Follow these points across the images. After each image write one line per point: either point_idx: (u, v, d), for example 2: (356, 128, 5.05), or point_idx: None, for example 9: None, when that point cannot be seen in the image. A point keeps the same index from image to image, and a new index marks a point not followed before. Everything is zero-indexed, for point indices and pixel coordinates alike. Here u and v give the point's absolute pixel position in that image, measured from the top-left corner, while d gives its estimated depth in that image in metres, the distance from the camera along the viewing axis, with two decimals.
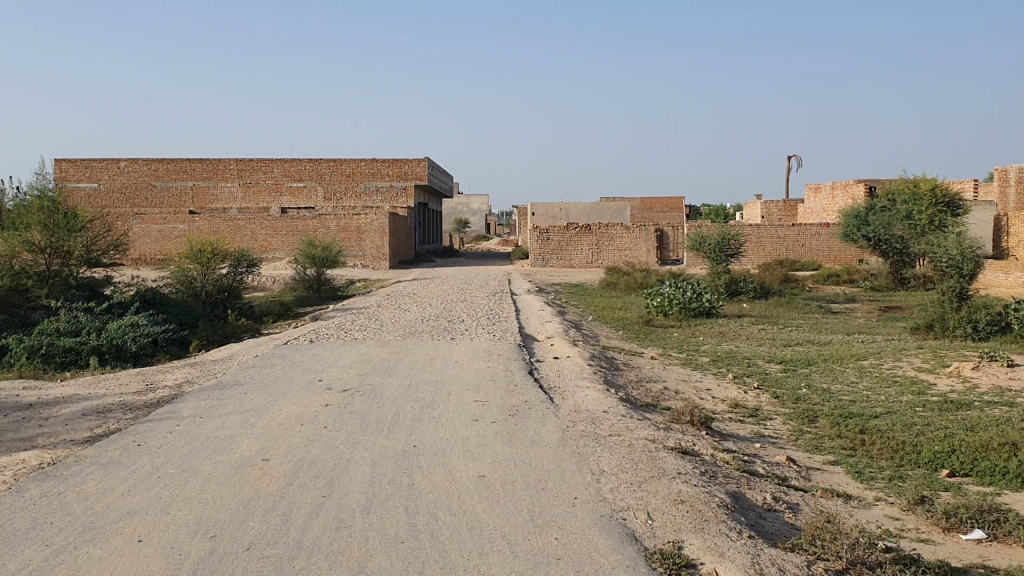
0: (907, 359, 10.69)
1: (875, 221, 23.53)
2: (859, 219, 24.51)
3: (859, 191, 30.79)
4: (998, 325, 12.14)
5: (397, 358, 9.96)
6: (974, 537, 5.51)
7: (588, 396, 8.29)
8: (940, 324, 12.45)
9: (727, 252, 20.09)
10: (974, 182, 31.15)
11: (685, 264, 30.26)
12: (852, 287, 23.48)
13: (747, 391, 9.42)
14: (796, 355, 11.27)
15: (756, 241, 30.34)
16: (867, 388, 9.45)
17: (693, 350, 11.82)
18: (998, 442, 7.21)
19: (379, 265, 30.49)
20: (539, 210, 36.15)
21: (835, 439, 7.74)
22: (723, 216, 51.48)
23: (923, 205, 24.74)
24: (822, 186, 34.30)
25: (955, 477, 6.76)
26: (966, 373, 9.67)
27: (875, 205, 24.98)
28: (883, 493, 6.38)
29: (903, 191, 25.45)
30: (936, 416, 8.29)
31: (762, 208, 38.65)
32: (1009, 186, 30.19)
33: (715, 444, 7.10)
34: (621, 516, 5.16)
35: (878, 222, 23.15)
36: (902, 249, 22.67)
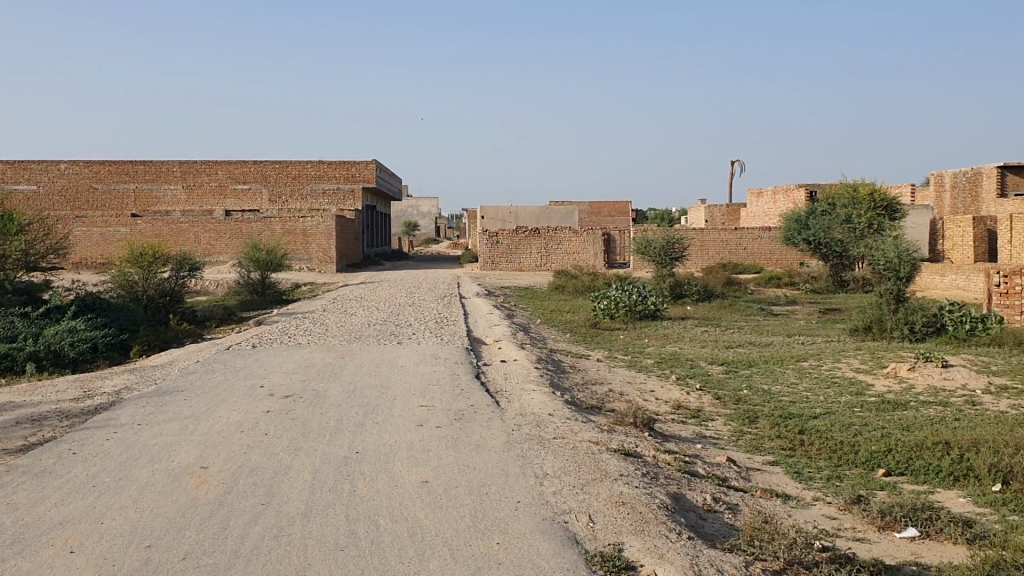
0: (846, 360, 10.88)
1: (815, 226, 24.05)
2: (800, 224, 24.97)
3: (800, 196, 31.35)
4: (933, 327, 12.42)
5: (341, 363, 9.87)
6: (908, 536, 5.65)
7: (533, 399, 8.30)
8: (878, 326, 12.67)
9: (672, 256, 20.23)
10: (910, 188, 31.91)
11: (631, 267, 30.51)
12: (794, 291, 23.83)
13: (690, 393, 9.51)
14: (739, 356, 11.40)
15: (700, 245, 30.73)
16: (807, 389, 9.61)
17: (639, 352, 11.91)
18: (931, 441, 7.40)
19: (325, 268, 30.18)
20: (486, 213, 36.15)
21: (775, 440, 7.85)
22: (668, 220, 52.14)
23: (863, 209, 25.16)
24: (764, 192, 34.86)
25: (891, 476, 6.91)
26: (902, 374, 9.87)
27: (816, 209, 25.43)
28: (820, 493, 6.49)
29: (842, 196, 25.93)
30: (873, 416, 8.46)
31: (707, 213, 39.18)
32: (945, 190, 30.75)
33: (656, 446, 7.15)
34: (563, 519, 5.17)
35: (817, 227, 23.66)
36: (841, 252, 23.12)
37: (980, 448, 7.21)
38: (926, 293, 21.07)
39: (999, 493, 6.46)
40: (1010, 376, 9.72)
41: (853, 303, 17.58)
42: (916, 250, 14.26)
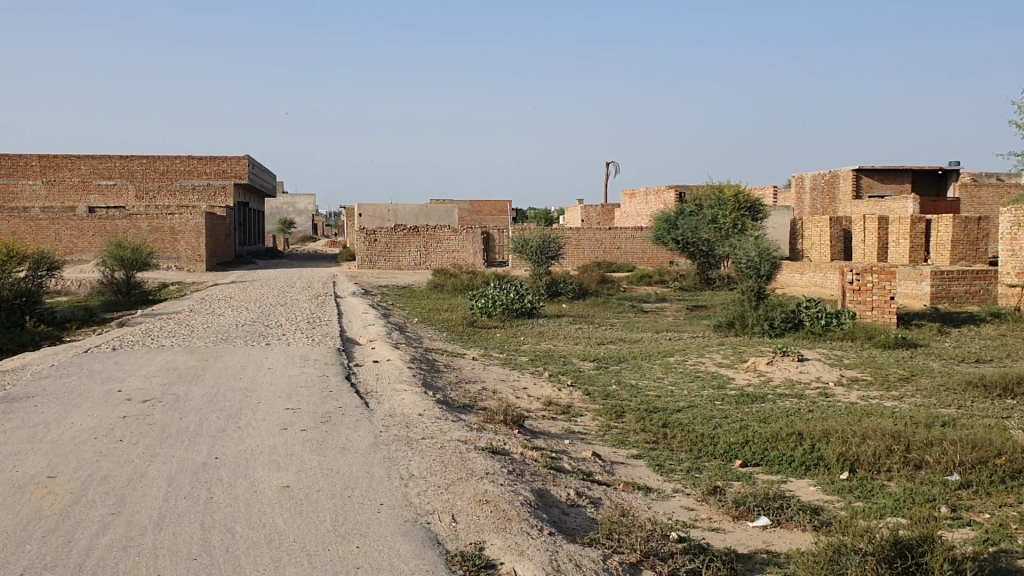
0: (710, 355, 11.25)
1: (684, 226, 24.77)
2: (670, 224, 25.67)
3: (670, 197, 32.27)
4: (792, 322, 12.94)
5: (206, 366, 9.57)
6: (760, 524, 5.89)
7: (403, 399, 8.24)
8: (741, 322, 13.17)
9: (548, 254, 20.48)
10: (773, 190, 33.32)
11: (508, 266, 30.74)
12: (664, 288, 24.47)
13: (561, 389, 9.65)
14: (610, 353, 11.63)
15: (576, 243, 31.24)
16: (673, 383, 9.89)
17: (513, 350, 12.01)
18: (786, 432, 7.74)
19: (196, 268, 29.23)
20: (364, 211, 35.76)
21: (640, 433, 8.04)
22: (546, 219, 52.86)
23: (728, 209, 26.07)
24: (636, 192, 35.73)
25: (747, 467, 7.18)
26: (761, 368, 10.27)
27: (685, 209, 26.22)
28: (680, 484, 6.69)
29: (709, 197, 26.86)
30: (733, 409, 8.78)
31: (583, 213, 39.88)
32: (805, 192, 32.21)
33: (524, 442, 7.21)
34: (425, 520, 5.16)
35: (686, 226, 24.37)
36: (708, 251, 23.90)
37: (830, 438, 7.59)
38: (787, 290, 22.04)
39: (845, 481, 6.80)
40: (860, 369, 10.26)
41: (720, 300, 18.20)
42: (776, 249, 14.87)
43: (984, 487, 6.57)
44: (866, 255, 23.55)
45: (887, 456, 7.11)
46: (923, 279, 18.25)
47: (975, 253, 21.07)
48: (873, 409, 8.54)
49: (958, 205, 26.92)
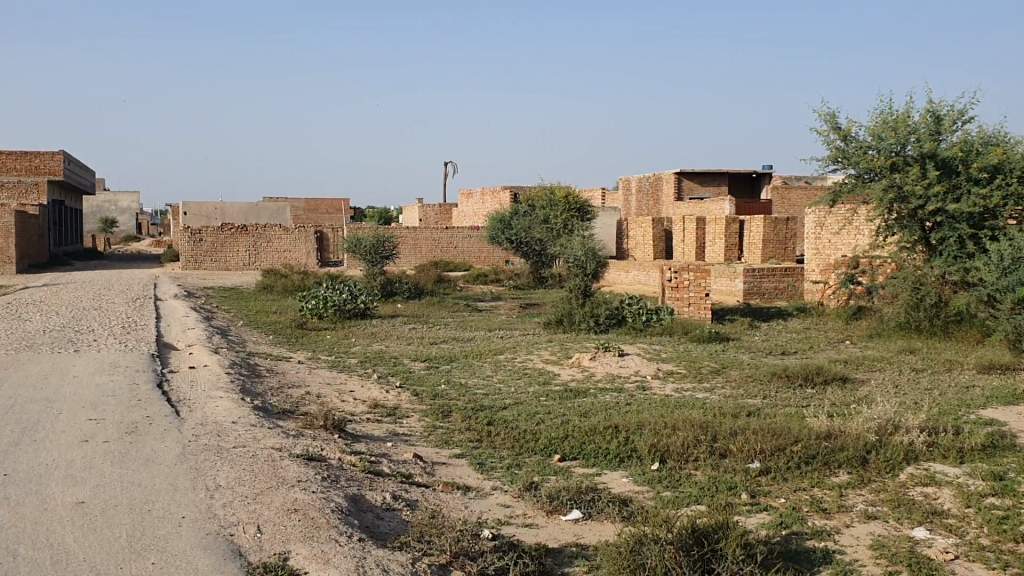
0: (538, 352, 11.45)
1: (517, 226, 25.13)
2: (504, 223, 26.00)
3: (504, 197, 32.72)
4: (616, 318, 13.39)
5: (3, 376, 8.94)
6: (572, 518, 6.03)
7: (218, 406, 7.96)
8: (569, 319, 13.48)
9: (381, 253, 20.34)
10: (603, 192, 34.39)
11: (343, 266, 30.31)
12: (497, 287, 24.69)
13: (388, 391, 9.57)
14: (441, 352, 11.65)
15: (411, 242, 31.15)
16: (501, 381, 10.01)
17: (342, 352, 11.83)
18: (604, 426, 7.98)
19: (5, 270, 27.31)
20: (191, 210, 34.43)
21: (464, 432, 8.08)
22: (383, 218, 52.54)
23: (559, 209, 26.67)
24: (472, 192, 36.04)
25: (565, 461, 7.34)
26: (585, 364, 10.53)
27: (518, 209, 26.65)
28: (499, 482, 6.76)
29: (541, 198, 27.47)
30: (557, 404, 8.97)
31: (420, 212, 39.88)
32: (631, 193, 33.29)
33: (343, 447, 7.11)
34: (229, 532, 5.00)
35: (520, 226, 24.75)
36: (540, 250, 24.42)
37: (644, 430, 7.88)
38: (614, 288, 22.78)
39: (656, 471, 7.07)
40: (677, 362, 10.71)
41: (551, 298, 18.58)
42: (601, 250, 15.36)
43: (781, 473, 6.99)
44: (686, 253, 24.63)
45: (694, 446, 7.45)
46: (737, 276, 19.23)
47: (783, 252, 22.34)
48: (686, 401, 8.94)
49: (767, 206, 28.41)
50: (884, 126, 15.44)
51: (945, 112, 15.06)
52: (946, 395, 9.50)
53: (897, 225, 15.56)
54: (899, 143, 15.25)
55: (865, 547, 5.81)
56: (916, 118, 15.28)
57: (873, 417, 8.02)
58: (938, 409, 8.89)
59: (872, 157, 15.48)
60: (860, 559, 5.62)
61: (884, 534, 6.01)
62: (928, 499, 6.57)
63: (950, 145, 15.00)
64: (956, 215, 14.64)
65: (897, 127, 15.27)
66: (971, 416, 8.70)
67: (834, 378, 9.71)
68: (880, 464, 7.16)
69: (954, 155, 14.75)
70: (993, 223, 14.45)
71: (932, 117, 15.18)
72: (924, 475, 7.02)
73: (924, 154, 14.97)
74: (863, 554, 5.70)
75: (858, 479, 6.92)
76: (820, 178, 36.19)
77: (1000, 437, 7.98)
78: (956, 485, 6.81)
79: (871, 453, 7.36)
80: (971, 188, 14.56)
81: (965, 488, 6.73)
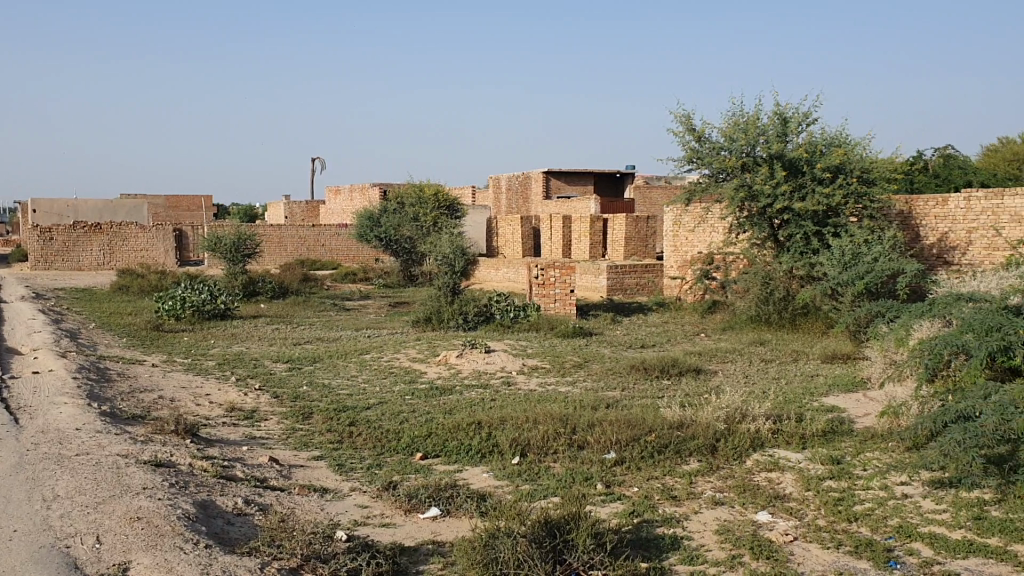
0: (404, 350, 11.43)
1: (386, 224, 24.97)
2: (372, 221, 25.66)
3: (374, 194, 32.49)
4: (484, 315, 13.53)
5: None
6: (430, 516, 6.05)
7: (61, 413, 7.61)
8: (437, 317, 13.50)
9: (244, 252, 19.85)
10: (472, 190, 34.67)
11: (205, 266, 29.41)
12: (366, 286, 24.49)
13: (247, 393, 9.36)
14: (305, 353, 11.47)
15: (275, 240, 30.50)
16: (366, 380, 9.94)
17: (201, 354, 11.50)
18: (467, 423, 8.04)
19: None
20: (41, 208, 32.73)
21: (325, 433, 7.99)
22: (249, 216, 51.33)
23: (429, 208, 26.83)
24: (341, 189, 35.63)
25: (427, 459, 7.36)
26: (451, 361, 10.57)
27: (387, 207, 26.52)
28: (357, 483, 6.72)
29: (411, 196, 27.52)
30: (421, 402, 8.97)
31: (287, 210, 39.18)
32: (501, 191, 33.65)
33: (195, 452, 6.91)
34: (65, 544, 4.80)
35: (389, 224, 24.65)
36: (410, 249, 24.57)
37: (505, 425, 7.98)
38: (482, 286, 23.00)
39: (516, 465, 7.16)
40: (541, 358, 10.90)
41: (420, 296, 18.55)
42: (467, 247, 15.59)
43: (635, 463, 7.21)
44: (553, 250, 25.03)
45: (553, 440, 7.60)
46: (601, 273, 19.69)
47: (644, 249, 22.93)
48: (548, 395, 9.11)
49: (628, 205, 29.19)
50: (735, 128, 16.07)
51: (791, 114, 15.86)
52: (792, 384, 10.08)
53: (747, 222, 16.14)
54: (749, 144, 15.96)
55: (711, 532, 6.04)
56: (764, 120, 16.05)
57: (722, 406, 8.43)
58: (784, 397, 9.41)
59: (724, 158, 16.08)
60: (705, 544, 5.83)
61: (729, 519, 6.26)
62: (772, 484, 6.91)
63: (796, 146, 15.81)
64: (801, 213, 15.46)
65: (748, 129, 15.95)
66: (814, 403, 9.25)
67: (688, 369, 10.16)
68: (728, 451, 7.50)
69: (799, 156, 15.61)
70: (835, 220, 15.30)
71: (779, 119, 15.98)
72: (769, 461, 7.40)
73: (773, 155, 15.76)
74: (709, 539, 5.92)
75: (707, 466, 7.21)
76: (682, 178, 37.47)
77: (839, 422, 8.51)
78: (797, 469, 7.20)
79: (720, 441, 7.71)
80: (815, 187, 15.43)
81: (805, 472, 7.12)
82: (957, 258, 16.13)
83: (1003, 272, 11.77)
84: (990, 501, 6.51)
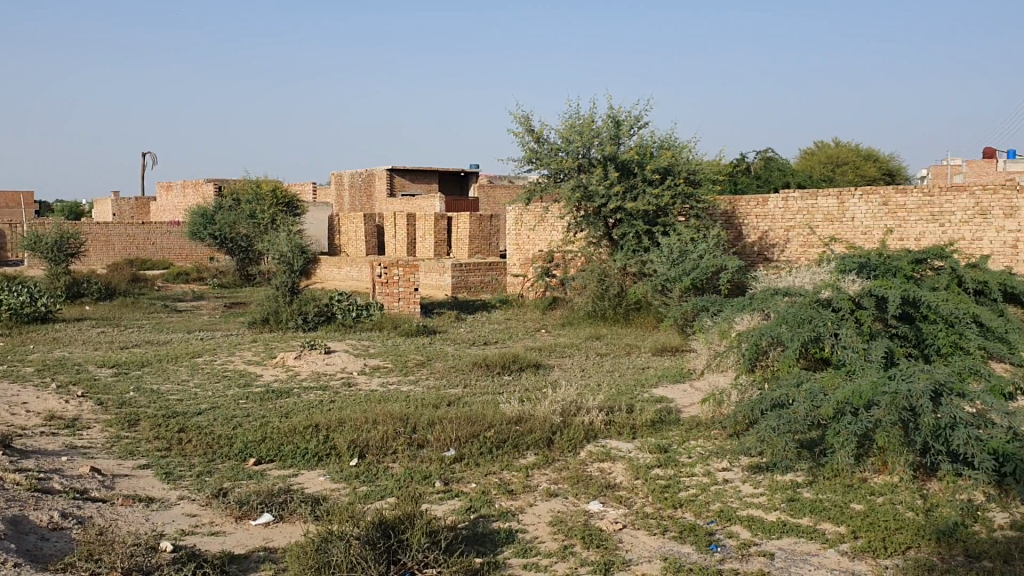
0: (240, 353, 11.14)
1: (221, 221, 24.83)
2: (206, 219, 25.05)
3: (208, 190, 31.42)
4: (324, 315, 13.39)
5: None
6: (262, 522, 5.93)
7: None
8: (275, 318, 13.22)
9: (66, 251, 18.80)
10: (312, 188, 34.18)
11: (24, 266, 27.65)
12: (202, 286, 23.76)
13: (68, 401, 8.88)
14: (132, 357, 10.99)
15: (101, 239, 29.02)
16: (198, 384, 9.62)
17: (17, 360, 10.82)
18: (303, 425, 7.94)
19: None
20: None
21: (153, 441, 7.69)
22: (73, 213, 48.65)
23: (266, 204, 26.18)
24: (173, 185, 34.27)
25: (261, 464, 7.21)
26: (289, 363, 10.38)
27: (222, 204, 25.79)
28: (186, 491, 6.51)
29: (246, 192, 26.96)
30: (256, 406, 8.77)
31: (115, 207, 37.39)
32: (342, 188, 33.31)
33: (6, 466, 6.50)
34: None
35: (223, 221, 24.44)
36: (247, 247, 24.34)
37: (343, 426, 7.92)
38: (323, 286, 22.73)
39: (353, 467, 7.11)
40: (382, 357, 10.87)
41: (258, 296, 18.10)
42: (304, 247, 15.26)
43: (473, 459, 7.31)
44: (398, 249, 24.94)
45: (392, 440, 7.62)
46: (445, 271, 19.78)
47: (487, 246, 23.31)
48: (389, 395, 9.11)
49: (473, 204, 29.52)
50: (571, 130, 16.42)
51: (623, 117, 16.38)
52: (625, 376, 10.53)
53: (584, 221, 16.73)
54: (584, 146, 16.35)
55: (545, 523, 6.15)
56: (597, 122, 16.49)
57: (558, 400, 8.79)
58: (617, 390, 9.80)
59: (561, 159, 16.45)
60: (539, 536, 5.93)
61: (563, 510, 6.42)
62: (603, 474, 7.16)
63: (628, 148, 16.35)
64: (633, 213, 16.13)
65: (583, 132, 16.34)
66: (645, 394, 9.67)
67: (528, 365, 10.46)
68: (563, 444, 7.74)
69: (631, 158, 16.17)
70: (665, 220, 16.15)
71: (612, 122, 16.47)
72: (602, 451, 7.69)
73: (607, 157, 16.25)
74: (543, 530, 6.05)
75: (543, 460, 7.39)
76: (523, 178, 38.18)
77: (668, 412, 8.95)
78: (628, 459, 7.50)
79: (555, 434, 7.96)
80: (645, 188, 16.12)
81: (635, 461, 7.42)
82: (776, 255, 17.51)
83: (815, 267, 12.66)
84: (802, 482, 6.95)
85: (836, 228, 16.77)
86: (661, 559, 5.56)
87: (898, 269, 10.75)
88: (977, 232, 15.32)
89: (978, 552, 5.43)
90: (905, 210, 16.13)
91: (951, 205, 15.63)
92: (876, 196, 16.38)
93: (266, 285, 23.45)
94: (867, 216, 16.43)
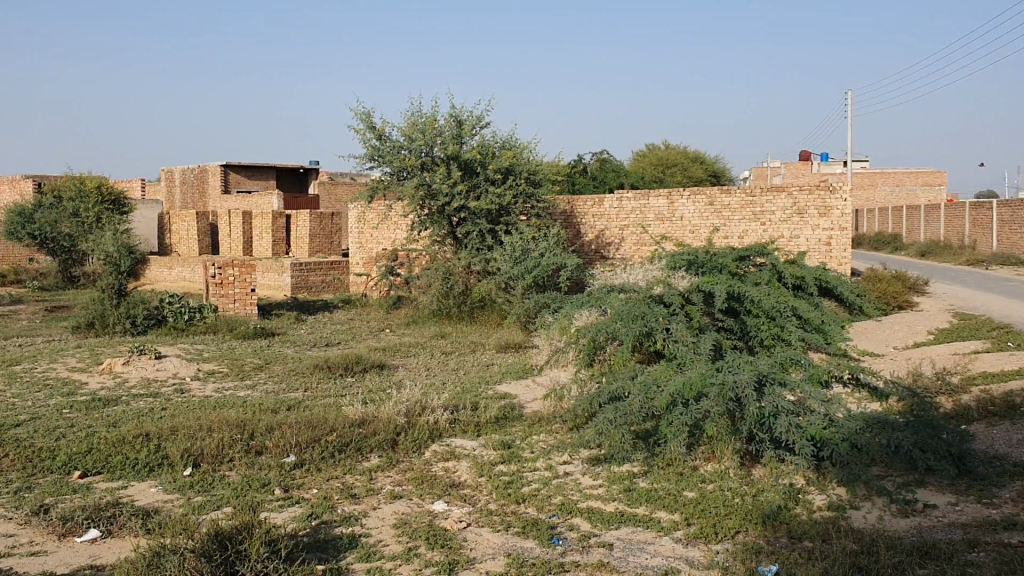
0: (63, 359, 10.49)
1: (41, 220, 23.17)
2: (25, 218, 23.24)
3: (26, 187, 29.49)
4: (155, 319, 12.80)
5: None
6: (88, 538, 5.59)
7: None
8: (101, 322, 12.54)
9: None
10: (141, 184, 32.62)
11: None
12: (19, 289, 22.23)
13: None
14: None
15: None
16: (16, 394, 8.98)
17: None
18: (133, 435, 7.55)
19: None
20: None
21: None
22: None
23: (90, 202, 25.05)
24: None
25: (87, 477, 6.80)
26: (117, 369, 9.84)
27: (41, 202, 24.24)
28: (2, 509, 6.06)
29: (69, 188, 25.48)
30: (81, 416, 8.28)
31: None
32: (175, 184, 31.98)
33: None
34: None
35: (43, 220, 22.89)
36: (69, 247, 22.90)
37: (176, 435, 7.59)
38: (155, 287, 21.73)
39: (188, 477, 6.82)
40: (218, 361, 10.50)
41: (83, 298, 17.10)
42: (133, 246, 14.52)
43: (315, 464, 7.16)
44: (234, 248, 24.12)
45: (229, 446, 7.37)
46: (285, 271, 19.32)
47: (329, 245, 23.01)
48: (225, 401, 8.80)
49: (314, 201, 28.93)
50: (413, 128, 16.31)
51: (465, 117, 16.45)
52: (469, 374, 10.57)
53: (427, 220, 16.66)
54: (426, 144, 16.30)
55: (388, 526, 6.08)
56: (440, 121, 16.48)
57: (402, 400, 8.75)
58: (461, 388, 9.84)
59: (404, 157, 16.30)
60: (383, 540, 5.85)
61: (407, 511, 6.37)
62: (447, 473, 7.17)
63: (470, 148, 16.44)
64: (477, 211, 16.27)
65: (425, 130, 16.26)
66: (489, 391, 9.78)
67: (372, 365, 10.53)
68: (408, 445, 7.72)
69: (473, 157, 16.26)
70: (507, 219, 16.44)
71: (455, 121, 16.51)
72: (446, 450, 7.72)
73: (449, 156, 16.26)
74: (386, 533, 5.97)
75: (387, 461, 7.33)
76: (364, 175, 37.81)
77: (511, 409, 9.08)
78: (472, 457, 7.56)
79: (399, 435, 7.93)
80: (488, 187, 16.29)
81: (478, 459, 7.48)
82: (612, 253, 18.03)
83: (648, 265, 13.16)
84: (638, 473, 7.19)
85: (668, 227, 17.45)
86: (504, 555, 5.61)
87: (725, 266, 11.30)
88: (794, 231, 16.54)
89: (799, 532, 5.78)
90: (729, 210, 17.03)
91: (771, 205, 16.71)
92: (702, 196, 17.18)
93: (90, 286, 22.22)
94: (696, 215, 17.24)
